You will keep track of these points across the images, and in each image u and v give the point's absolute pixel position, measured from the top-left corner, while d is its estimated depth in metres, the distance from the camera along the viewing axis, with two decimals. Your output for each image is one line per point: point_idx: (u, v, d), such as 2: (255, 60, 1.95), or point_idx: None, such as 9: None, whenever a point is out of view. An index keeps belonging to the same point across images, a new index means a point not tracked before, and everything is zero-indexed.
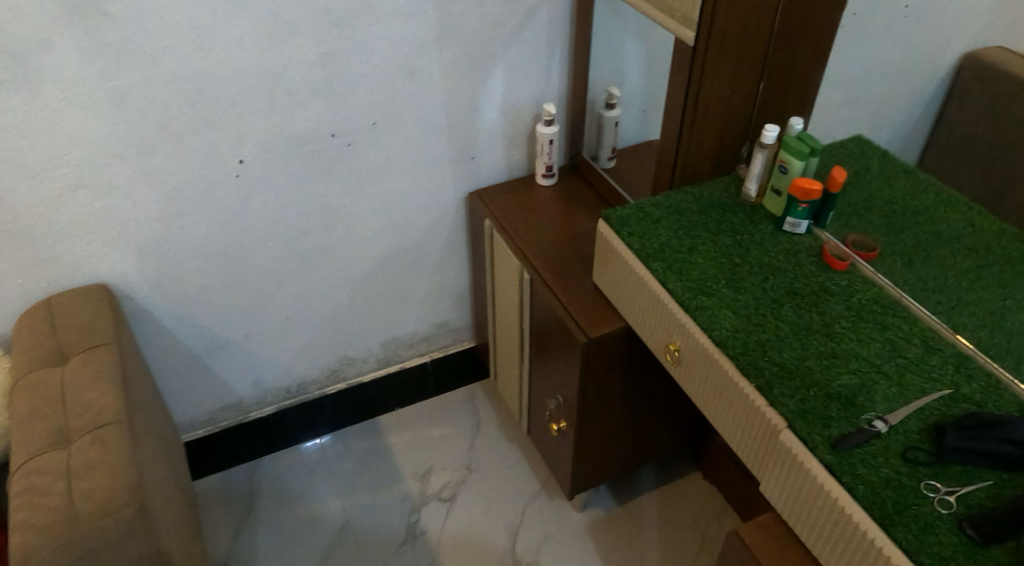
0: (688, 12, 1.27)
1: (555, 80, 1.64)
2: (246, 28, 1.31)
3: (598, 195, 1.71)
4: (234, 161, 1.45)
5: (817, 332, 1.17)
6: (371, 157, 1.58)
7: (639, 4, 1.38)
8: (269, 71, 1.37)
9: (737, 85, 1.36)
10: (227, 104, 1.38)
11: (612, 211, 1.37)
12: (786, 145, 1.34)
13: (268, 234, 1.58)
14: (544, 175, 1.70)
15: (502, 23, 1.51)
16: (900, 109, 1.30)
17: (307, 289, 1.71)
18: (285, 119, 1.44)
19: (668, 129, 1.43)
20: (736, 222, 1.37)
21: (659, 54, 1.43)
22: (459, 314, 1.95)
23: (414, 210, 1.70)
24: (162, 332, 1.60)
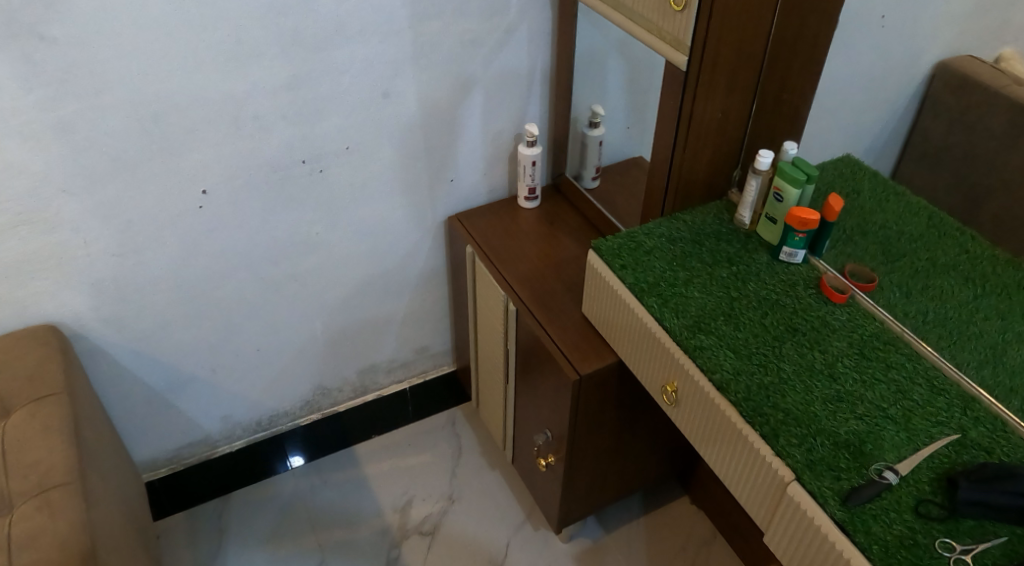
0: (679, 35, 1.19)
1: (537, 99, 1.58)
2: (208, 52, 1.23)
3: (584, 217, 1.64)
4: (197, 192, 1.37)
5: (821, 374, 1.12)
6: (345, 184, 1.49)
7: (621, 21, 1.29)
8: (232, 96, 1.29)
9: (729, 108, 1.30)
10: (187, 132, 1.29)
11: (603, 241, 1.30)
12: (780, 171, 1.28)
13: (235, 265, 1.49)
14: (527, 197, 1.63)
15: (479, 41, 1.44)
16: (878, 123, 1.27)
17: (277, 319, 1.62)
18: (252, 145, 1.36)
19: (658, 155, 1.37)
20: (731, 252, 1.31)
21: (645, 75, 1.37)
22: (438, 338, 1.89)
23: (391, 236, 1.62)
24: (120, 369, 1.50)
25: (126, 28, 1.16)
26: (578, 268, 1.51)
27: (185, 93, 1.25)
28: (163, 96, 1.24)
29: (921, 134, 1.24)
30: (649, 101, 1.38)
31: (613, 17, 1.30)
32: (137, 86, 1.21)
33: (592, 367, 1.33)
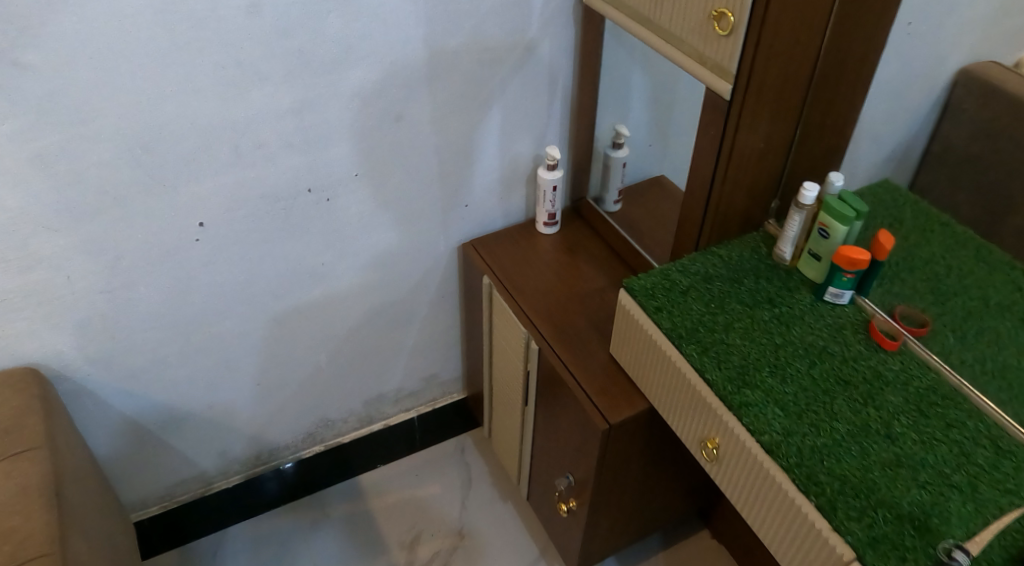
0: (723, 62, 1.09)
1: (557, 119, 1.48)
2: (206, 78, 1.14)
3: (607, 245, 1.54)
4: (193, 224, 1.27)
5: (878, 434, 1.02)
6: (351, 213, 1.40)
7: (657, 45, 1.19)
8: (230, 122, 1.19)
9: (771, 137, 1.20)
10: (183, 163, 1.20)
11: (635, 280, 1.21)
12: (825, 206, 1.18)
13: (234, 299, 1.40)
14: (545, 223, 1.54)
15: (497, 59, 1.33)
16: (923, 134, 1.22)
17: (280, 352, 1.53)
18: (252, 175, 1.26)
19: (693, 186, 1.27)
20: (773, 291, 1.22)
21: (677, 100, 1.28)
22: (449, 365, 1.79)
23: (400, 264, 1.53)
24: (109, 409, 1.41)
25: (113, 52, 1.07)
26: (606, 303, 1.42)
27: (179, 121, 1.16)
28: (156, 125, 1.15)
29: (942, 143, 1.22)
30: (683, 127, 1.28)
31: (644, 37, 1.21)
32: (126, 114, 1.12)
33: (622, 415, 1.24)
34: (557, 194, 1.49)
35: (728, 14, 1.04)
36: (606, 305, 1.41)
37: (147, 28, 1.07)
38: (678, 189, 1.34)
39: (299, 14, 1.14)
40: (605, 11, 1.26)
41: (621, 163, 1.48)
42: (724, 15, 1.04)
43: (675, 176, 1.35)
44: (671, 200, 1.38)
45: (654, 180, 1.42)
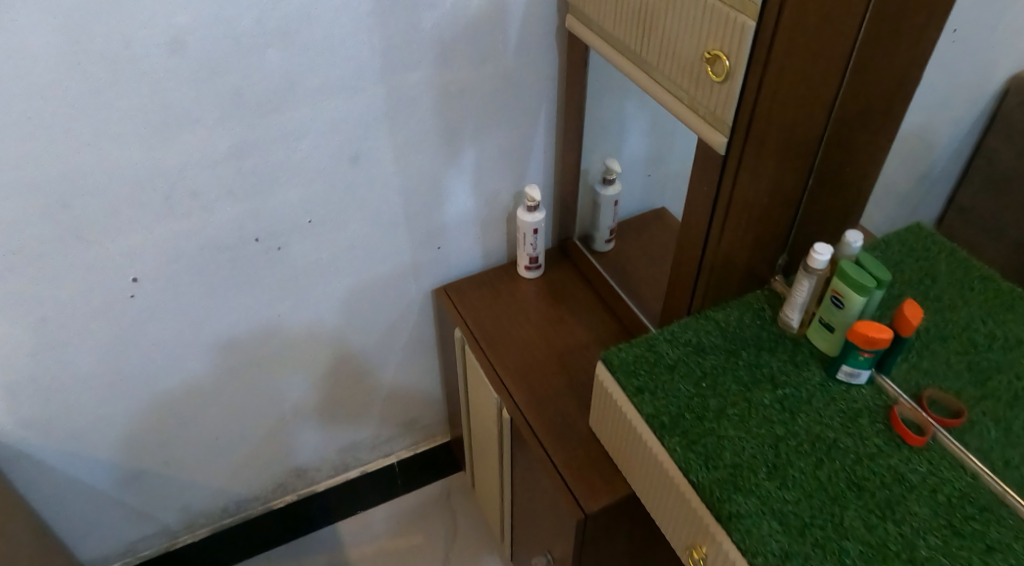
0: (716, 109, 0.92)
1: (540, 151, 1.32)
2: (125, 123, 0.98)
3: (597, 292, 1.39)
4: (125, 280, 1.13)
5: (896, 558, 0.86)
6: (308, 260, 1.25)
7: (645, 83, 1.02)
8: (159, 170, 1.04)
9: (778, 192, 1.03)
10: (105, 217, 1.05)
11: (614, 353, 1.06)
12: (841, 272, 1.01)
13: (182, 354, 1.27)
14: (528, 266, 1.39)
15: (468, 90, 1.18)
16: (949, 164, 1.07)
17: (239, 405, 1.40)
18: (190, 225, 1.12)
19: (687, 244, 1.10)
20: (776, 366, 1.05)
21: (668, 141, 1.12)
22: (431, 407, 1.66)
23: (368, 310, 1.39)
24: (49, 472, 1.29)
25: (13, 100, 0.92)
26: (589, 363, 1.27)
27: (97, 173, 1.01)
28: (69, 177, 1.00)
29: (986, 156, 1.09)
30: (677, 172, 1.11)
31: (632, 73, 1.04)
32: (36, 168, 0.97)
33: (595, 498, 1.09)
34: (541, 236, 1.33)
35: (722, 56, 0.87)
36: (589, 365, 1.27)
37: (50, 70, 0.91)
38: (671, 239, 1.18)
39: (233, 51, 0.98)
40: (591, 40, 1.10)
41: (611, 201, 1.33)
42: (718, 57, 0.87)
43: (669, 217, 1.18)
44: (661, 249, 1.22)
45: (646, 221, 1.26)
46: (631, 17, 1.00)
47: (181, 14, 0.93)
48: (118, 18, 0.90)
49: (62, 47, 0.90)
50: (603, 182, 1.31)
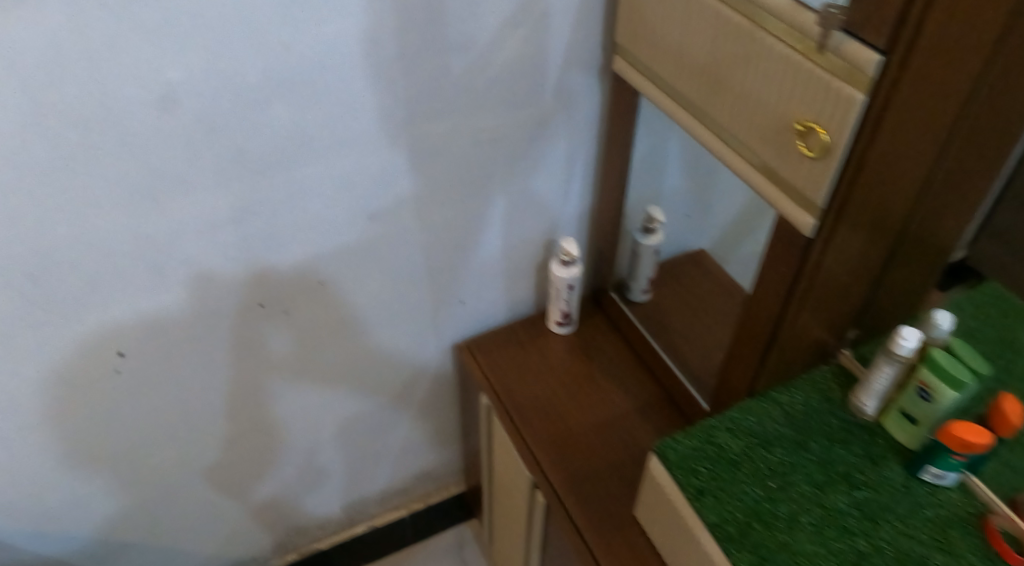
0: (802, 190, 0.77)
1: (575, 199, 1.20)
2: (107, 191, 0.85)
3: (634, 351, 1.27)
4: (111, 354, 1.00)
5: None
6: (317, 323, 1.13)
7: (710, 141, 0.87)
8: (149, 239, 0.91)
9: (859, 270, 0.89)
10: (86, 290, 0.92)
11: (670, 445, 0.94)
12: (930, 361, 0.88)
13: (177, 424, 1.14)
14: (560, 320, 1.27)
15: (500, 138, 1.04)
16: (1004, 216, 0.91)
17: (239, 471, 1.28)
18: (184, 294, 0.99)
19: (752, 322, 0.97)
20: (852, 463, 0.93)
21: (729, 203, 0.99)
22: (446, 459, 1.55)
23: (382, 369, 1.27)
24: (28, 551, 1.17)
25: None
26: (630, 437, 1.16)
27: (76, 242, 0.88)
28: (45, 249, 0.87)
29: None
30: (738, 239, 0.99)
31: (693, 127, 0.90)
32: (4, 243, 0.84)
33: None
34: (576, 291, 1.22)
35: (820, 129, 0.72)
36: (628, 439, 1.16)
37: (17, 136, 0.78)
38: (729, 306, 1.06)
39: (234, 105, 0.85)
40: (641, 86, 0.96)
41: (652, 252, 1.20)
42: (814, 130, 0.73)
43: (722, 275, 1.07)
44: (714, 311, 1.11)
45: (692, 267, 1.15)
46: (699, 70, 0.85)
47: (173, 69, 0.80)
48: (99, 75, 0.77)
49: (33, 107, 0.77)
50: (644, 231, 1.19)
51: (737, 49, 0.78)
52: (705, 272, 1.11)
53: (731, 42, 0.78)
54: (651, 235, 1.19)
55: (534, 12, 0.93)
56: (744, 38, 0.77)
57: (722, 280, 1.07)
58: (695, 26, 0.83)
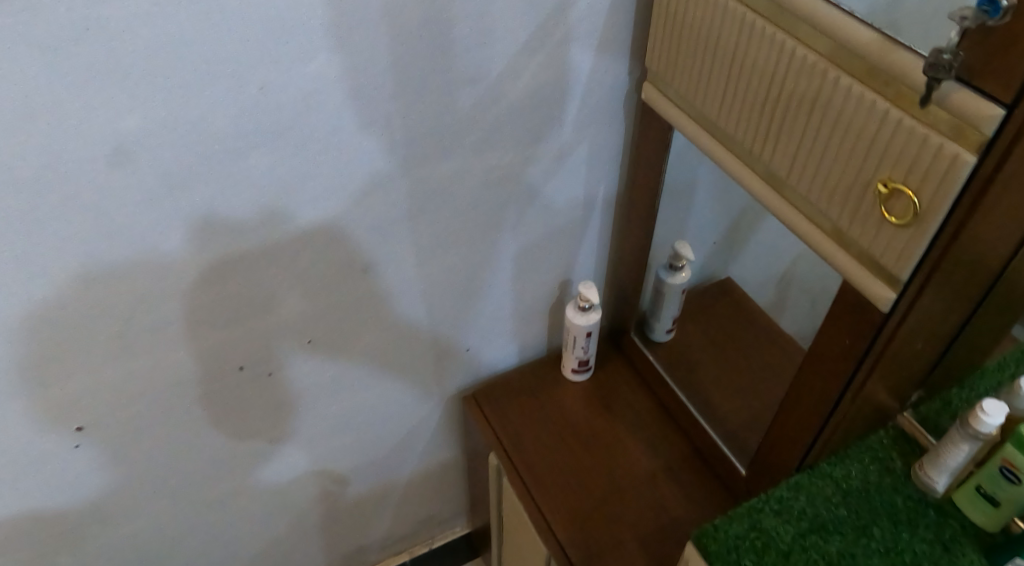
0: (882, 258, 0.64)
1: (593, 236, 1.07)
2: (52, 253, 0.71)
3: (657, 399, 1.15)
4: (67, 431, 0.86)
5: None
6: (306, 381, 0.99)
7: (761, 191, 0.75)
8: (106, 305, 0.77)
9: (935, 337, 0.77)
10: (33, 367, 0.78)
11: (712, 533, 0.82)
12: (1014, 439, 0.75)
13: (150, 501, 1.00)
14: (575, 368, 1.14)
15: (513, 176, 0.91)
16: None
17: (221, 539, 1.14)
18: (152, 363, 0.85)
19: (804, 388, 0.84)
20: (922, 552, 0.81)
21: (779, 253, 0.87)
22: (448, 504, 1.43)
23: (380, 423, 1.14)
24: None
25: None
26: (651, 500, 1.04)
27: (18, 315, 0.74)
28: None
29: None
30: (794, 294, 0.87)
31: (741, 173, 0.77)
32: None
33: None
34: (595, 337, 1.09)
35: (907, 191, 0.59)
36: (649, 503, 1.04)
37: None
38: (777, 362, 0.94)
39: (203, 154, 0.71)
40: (676, 119, 0.83)
41: (680, 291, 1.08)
42: (900, 191, 0.60)
43: (770, 325, 0.94)
44: (759, 363, 0.98)
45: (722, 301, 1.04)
46: (753, 108, 0.72)
47: (130, 116, 0.66)
48: (39, 120, 0.63)
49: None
50: (671, 270, 1.07)
51: (806, 87, 0.65)
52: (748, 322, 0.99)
53: (799, 79, 0.65)
54: (679, 274, 1.07)
55: (553, 35, 0.80)
56: (816, 76, 0.63)
57: (772, 331, 0.95)
58: (752, 57, 0.69)
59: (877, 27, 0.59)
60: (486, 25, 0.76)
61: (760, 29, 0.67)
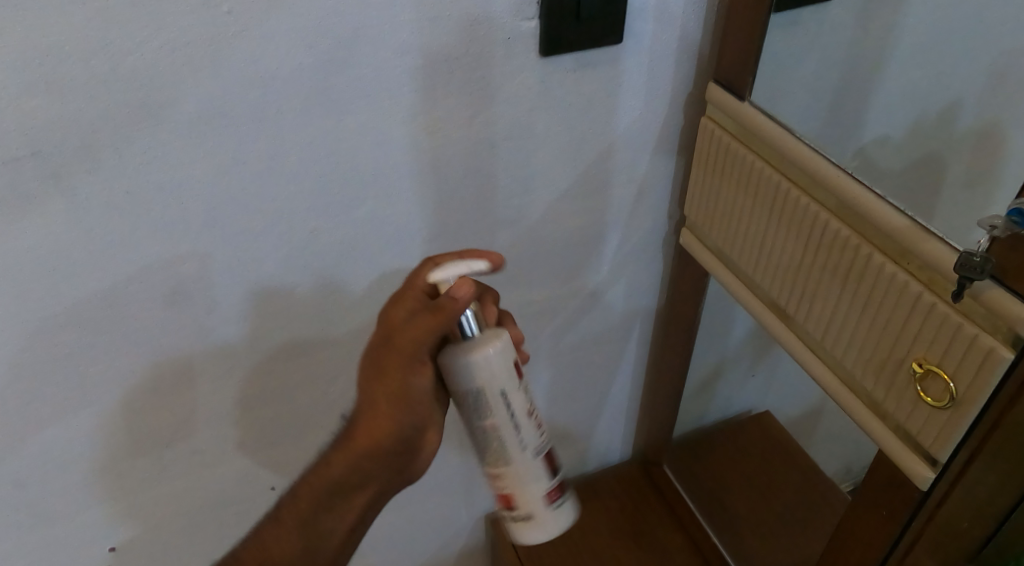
0: (919, 436, 0.63)
1: (629, 365, 1.07)
2: (106, 384, 0.70)
3: (690, 538, 1.10)
4: (99, 551, 0.82)
5: None
6: None
7: (797, 349, 0.75)
8: (153, 435, 0.75)
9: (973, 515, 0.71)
10: (62, 494, 0.75)
11: None
12: None
13: None
14: (551, 507, 0.66)
15: (554, 307, 0.93)
16: None
17: None
18: (195, 486, 0.82)
19: (841, 541, 0.77)
20: None
21: (829, 408, 0.86)
22: None
23: (409, 540, 1.12)
24: None
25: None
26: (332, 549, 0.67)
27: (54, 447, 0.71)
28: (5, 450, 0.69)
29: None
30: (842, 443, 0.86)
31: (776, 327, 0.77)
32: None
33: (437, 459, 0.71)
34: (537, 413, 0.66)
35: (943, 375, 0.59)
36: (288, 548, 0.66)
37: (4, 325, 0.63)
38: (833, 511, 0.90)
39: (246, 296, 0.71)
40: (711, 267, 0.84)
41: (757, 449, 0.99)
42: (935, 373, 0.59)
43: (825, 477, 0.93)
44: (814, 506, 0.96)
45: (762, 435, 1.06)
46: (788, 267, 0.73)
47: (184, 262, 0.66)
48: (112, 253, 0.63)
49: (14, 299, 0.62)
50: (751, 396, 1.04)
51: (839, 260, 0.66)
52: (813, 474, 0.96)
53: (831, 250, 0.67)
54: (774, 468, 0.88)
55: (596, 187, 0.83)
56: (848, 252, 0.65)
57: (825, 481, 0.93)
58: (786, 223, 0.71)
59: (909, 213, 0.61)
60: (532, 175, 0.78)
61: (792, 197, 0.70)
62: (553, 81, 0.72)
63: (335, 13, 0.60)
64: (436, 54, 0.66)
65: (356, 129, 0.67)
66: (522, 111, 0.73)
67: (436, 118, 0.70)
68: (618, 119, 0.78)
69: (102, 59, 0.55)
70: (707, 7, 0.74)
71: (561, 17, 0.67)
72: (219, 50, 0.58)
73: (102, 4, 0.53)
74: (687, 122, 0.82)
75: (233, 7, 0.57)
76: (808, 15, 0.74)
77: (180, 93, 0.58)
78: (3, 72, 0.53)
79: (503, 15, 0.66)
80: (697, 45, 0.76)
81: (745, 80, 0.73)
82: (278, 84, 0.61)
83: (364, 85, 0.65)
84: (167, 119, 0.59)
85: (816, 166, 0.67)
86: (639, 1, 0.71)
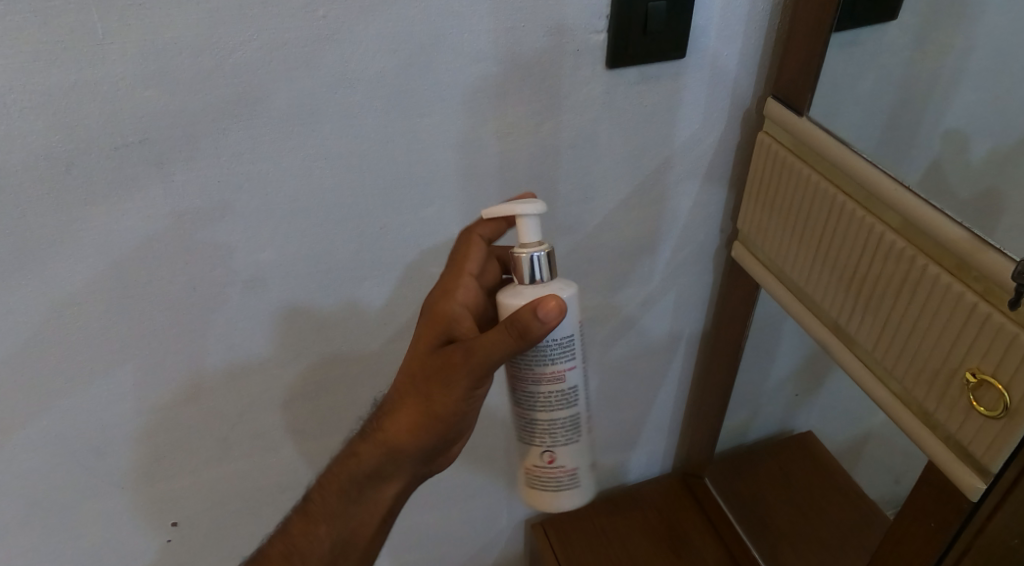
0: (971, 447, 0.64)
1: (675, 377, 1.09)
2: (183, 362, 0.74)
3: (728, 550, 1.10)
4: (162, 524, 0.85)
5: None
6: None
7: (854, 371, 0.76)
8: (221, 413, 0.79)
9: None
10: (134, 466, 0.79)
11: None
12: None
13: None
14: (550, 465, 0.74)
15: (605, 314, 0.95)
16: None
17: None
18: (254, 467, 0.85)
19: (887, 553, 0.77)
20: None
21: (877, 424, 0.87)
22: None
23: (451, 539, 1.14)
24: None
25: (27, 335, 0.67)
26: (359, 533, 0.72)
27: (132, 418, 0.75)
28: (86, 419, 0.74)
29: None
30: (891, 459, 0.86)
31: (829, 339, 0.79)
32: (73, 415, 0.73)
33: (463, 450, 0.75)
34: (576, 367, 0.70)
35: (996, 385, 0.60)
36: (318, 538, 0.72)
37: (97, 301, 0.67)
38: (873, 531, 0.90)
39: (319, 286, 0.75)
40: (762, 278, 0.86)
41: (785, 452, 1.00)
42: (989, 384, 0.61)
43: (868, 495, 0.93)
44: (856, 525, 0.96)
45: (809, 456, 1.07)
46: (841, 280, 0.74)
47: (265, 249, 0.70)
48: (199, 237, 0.67)
49: (110, 278, 0.66)
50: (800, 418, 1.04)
51: (893, 271, 0.68)
52: (857, 495, 0.97)
53: (886, 262, 0.68)
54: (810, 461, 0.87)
55: (653, 197, 0.85)
56: (904, 264, 0.66)
57: (867, 500, 0.94)
58: (840, 235, 0.73)
59: (968, 227, 0.63)
60: (592, 182, 0.81)
61: (849, 209, 0.71)
62: (617, 92, 0.75)
63: (419, 20, 0.64)
64: (510, 61, 0.69)
65: (430, 131, 0.70)
66: (586, 121, 0.76)
67: (505, 124, 0.73)
68: (678, 132, 0.81)
69: (208, 54, 0.60)
70: (767, 26, 0.77)
71: (629, 31, 0.71)
72: (312, 51, 0.62)
73: (211, 6, 0.58)
74: (743, 136, 0.84)
75: (327, 13, 0.61)
76: (867, 35, 0.76)
77: (273, 90, 0.63)
78: (122, 64, 0.58)
79: (576, 25, 0.70)
80: (757, 62, 0.79)
81: (803, 96, 0.76)
82: (362, 86, 0.65)
83: (441, 90, 0.68)
84: (261, 113, 0.63)
85: (875, 180, 0.68)
86: (704, 18, 0.74)
